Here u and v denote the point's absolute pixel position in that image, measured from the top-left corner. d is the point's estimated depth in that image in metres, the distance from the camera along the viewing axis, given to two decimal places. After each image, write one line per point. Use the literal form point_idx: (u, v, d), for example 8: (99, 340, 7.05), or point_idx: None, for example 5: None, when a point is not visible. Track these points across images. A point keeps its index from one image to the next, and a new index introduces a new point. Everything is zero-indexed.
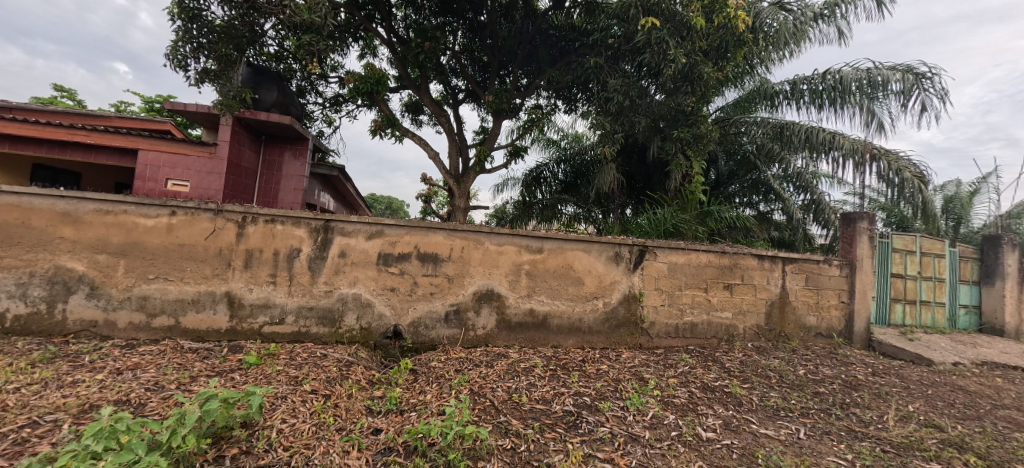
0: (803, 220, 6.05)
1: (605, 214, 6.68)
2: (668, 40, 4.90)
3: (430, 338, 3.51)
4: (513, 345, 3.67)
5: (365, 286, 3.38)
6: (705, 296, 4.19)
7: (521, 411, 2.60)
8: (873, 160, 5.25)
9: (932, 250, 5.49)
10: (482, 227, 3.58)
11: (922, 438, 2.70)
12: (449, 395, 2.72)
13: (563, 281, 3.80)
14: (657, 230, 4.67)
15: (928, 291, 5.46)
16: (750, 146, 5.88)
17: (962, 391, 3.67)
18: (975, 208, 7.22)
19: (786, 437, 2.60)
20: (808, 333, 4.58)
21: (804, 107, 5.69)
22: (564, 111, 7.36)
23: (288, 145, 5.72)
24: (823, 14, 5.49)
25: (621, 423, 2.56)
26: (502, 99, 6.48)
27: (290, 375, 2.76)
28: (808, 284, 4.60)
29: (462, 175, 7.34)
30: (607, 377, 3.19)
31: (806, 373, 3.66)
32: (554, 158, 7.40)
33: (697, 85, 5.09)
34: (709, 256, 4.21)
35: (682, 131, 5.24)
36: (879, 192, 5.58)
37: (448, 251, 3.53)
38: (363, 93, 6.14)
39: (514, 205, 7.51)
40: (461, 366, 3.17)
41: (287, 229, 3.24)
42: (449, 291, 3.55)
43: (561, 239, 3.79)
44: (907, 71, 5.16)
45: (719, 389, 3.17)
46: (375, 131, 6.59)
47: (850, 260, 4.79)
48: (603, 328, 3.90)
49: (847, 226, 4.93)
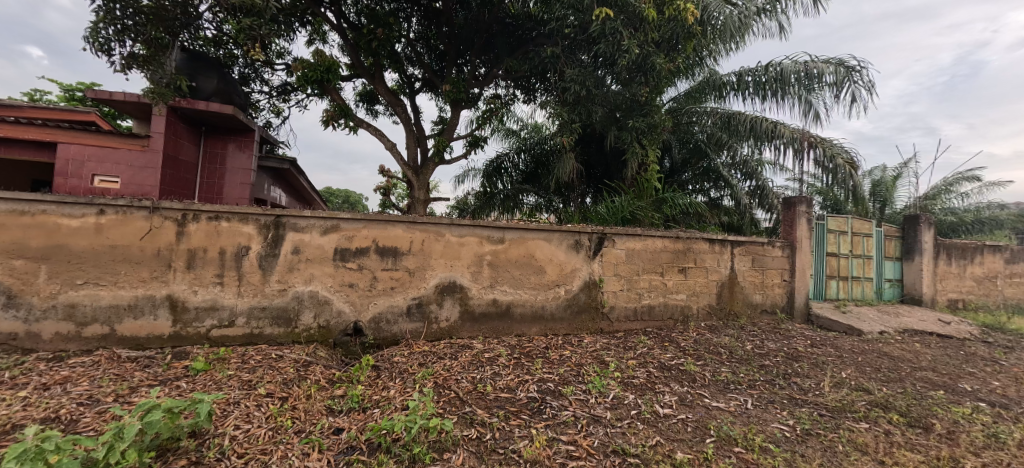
0: (750, 205, 6.38)
1: (565, 203, 6.78)
2: (622, 31, 5.00)
3: (392, 333, 3.45)
4: (477, 336, 3.66)
5: (322, 284, 3.26)
6: (661, 280, 4.36)
7: (486, 400, 2.61)
8: (810, 147, 5.66)
9: (861, 230, 5.99)
10: (442, 219, 3.52)
11: (853, 401, 2.96)
12: (413, 389, 2.68)
13: (525, 271, 3.83)
14: (615, 217, 4.80)
15: (859, 267, 5.96)
16: (701, 135, 6.15)
17: (886, 356, 4.06)
18: (897, 190, 7.94)
19: (736, 408, 2.77)
20: (754, 310, 4.88)
21: (749, 98, 5.99)
22: (524, 101, 7.36)
23: (231, 137, 5.36)
24: (765, 9, 5.77)
25: (584, 406, 2.63)
26: (460, 89, 6.38)
27: (243, 380, 2.62)
28: (754, 265, 4.89)
29: (421, 167, 7.19)
30: (570, 362, 3.27)
31: (753, 348, 3.91)
32: (514, 148, 7.41)
33: (650, 76, 5.32)
34: (665, 241, 4.37)
35: (636, 120, 5.42)
36: (815, 178, 6.00)
37: (408, 243, 3.46)
38: (313, 81, 5.84)
39: (475, 196, 7.46)
40: (425, 359, 3.13)
41: (234, 226, 3.05)
42: (410, 285, 3.48)
43: (522, 229, 3.81)
44: (839, 65, 5.55)
45: (675, 368, 3.32)
46: (327, 122, 6.32)
47: (791, 241, 5.14)
48: (565, 315, 3.98)
49: (788, 210, 5.26)
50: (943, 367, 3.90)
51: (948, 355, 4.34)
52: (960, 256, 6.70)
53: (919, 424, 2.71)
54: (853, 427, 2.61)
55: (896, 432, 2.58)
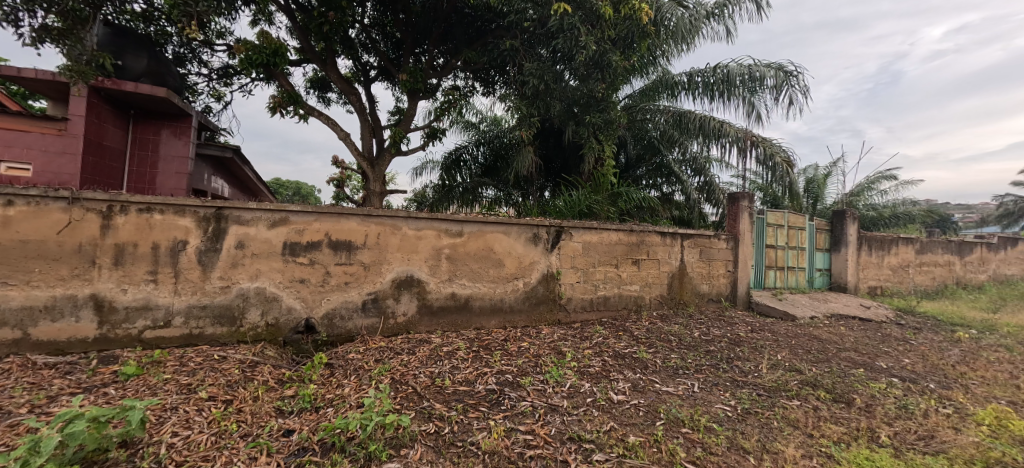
0: (699, 200, 6.67)
1: (524, 197, 6.84)
2: (579, 27, 5.05)
3: (347, 330, 3.33)
4: (435, 330, 3.63)
5: (269, 279, 3.09)
6: (616, 271, 4.51)
7: (444, 394, 2.59)
8: (752, 146, 6.04)
9: (796, 224, 6.48)
10: (398, 211, 3.43)
11: (787, 380, 3.21)
12: (369, 386, 2.62)
13: (484, 264, 3.83)
14: (573, 211, 4.90)
15: (794, 258, 6.44)
16: (655, 132, 6.38)
17: (816, 339, 4.43)
18: (828, 188, 8.64)
19: (684, 391, 2.93)
20: (702, 299, 5.16)
21: (699, 98, 6.28)
22: (483, 93, 7.31)
23: (165, 122, 4.96)
24: (714, 13, 6.07)
25: (542, 396, 2.67)
26: (417, 79, 6.23)
27: (181, 384, 2.44)
28: (701, 257, 5.16)
29: (376, 158, 6.97)
30: (529, 353, 3.31)
31: (700, 335, 4.13)
32: (473, 140, 7.37)
33: (606, 72, 5.42)
34: (619, 234, 4.52)
35: (593, 116, 5.61)
36: (757, 175, 6.40)
37: (363, 237, 3.35)
38: (258, 65, 5.49)
39: (434, 189, 7.36)
40: (381, 355, 3.06)
41: (169, 219, 2.82)
42: (366, 279, 3.38)
43: (481, 222, 3.79)
44: (779, 69, 5.92)
45: (629, 356, 3.46)
46: (274, 109, 5.97)
47: (735, 233, 5.47)
48: (524, 307, 4.03)
49: (733, 204, 5.59)
50: (863, 348, 4.31)
51: (867, 336, 4.81)
52: (879, 247, 7.41)
53: (843, 399, 2.99)
54: (787, 405, 2.83)
55: (823, 407, 2.83)
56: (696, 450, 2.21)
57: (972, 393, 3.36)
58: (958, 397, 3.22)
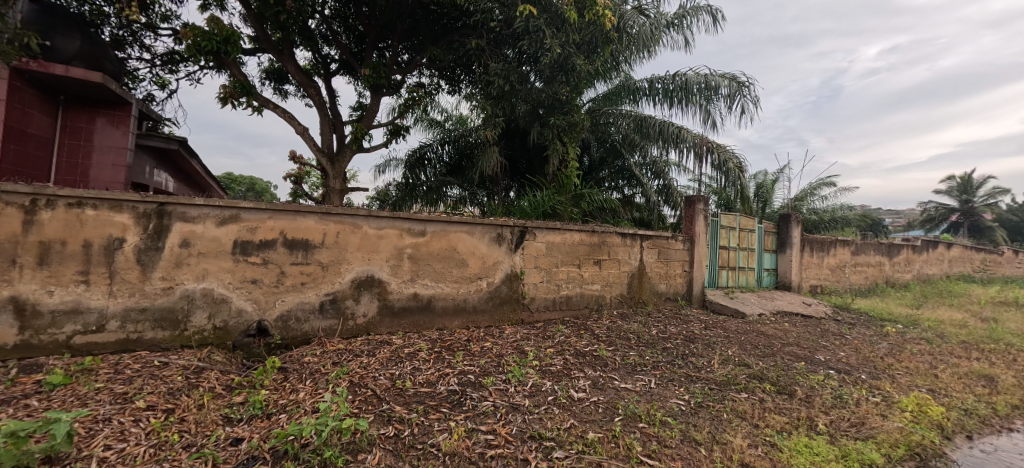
0: (658, 202, 6.86)
1: (489, 197, 6.84)
2: (544, 29, 5.09)
3: (302, 332, 3.20)
4: (396, 331, 3.56)
5: (218, 280, 2.91)
6: (578, 271, 4.59)
7: (405, 396, 2.54)
8: (707, 151, 6.33)
9: (747, 226, 6.86)
10: (359, 210, 3.34)
11: (736, 375, 3.39)
12: (325, 390, 2.53)
13: (447, 264, 3.79)
14: (537, 211, 4.95)
15: (744, 259, 6.81)
16: (617, 136, 6.58)
17: (763, 335, 4.70)
18: (775, 192, 9.20)
19: (641, 387, 3.03)
20: (659, 298, 5.35)
21: (659, 104, 6.50)
22: (448, 92, 7.25)
23: (100, 110, 4.60)
24: (673, 22, 6.31)
25: (503, 395, 2.68)
26: (380, 74, 6.09)
27: (116, 393, 2.26)
28: (660, 257, 5.35)
29: (337, 155, 6.75)
30: (491, 353, 3.31)
31: (657, 332, 4.28)
32: (438, 139, 7.30)
33: (571, 75, 5.52)
34: (582, 235, 4.61)
35: (557, 118, 5.68)
36: (712, 179, 6.71)
37: (321, 236, 3.23)
38: (207, 52, 5.18)
39: (397, 187, 7.22)
40: (339, 358, 2.97)
41: (103, 216, 2.59)
42: (323, 280, 3.26)
43: (444, 222, 3.75)
44: (733, 79, 6.24)
45: (589, 354, 3.53)
46: (226, 100, 5.66)
47: (690, 235, 5.71)
48: (487, 307, 4.02)
49: (689, 208, 5.84)
50: (804, 342, 4.62)
51: (809, 331, 5.16)
52: (820, 249, 7.97)
53: (786, 391, 3.19)
54: (735, 398, 2.99)
55: (768, 399, 3.01)
56: (652, 443, 2.29)
57: (897, 382, 3.68)
58: (886, 386, 3.52)
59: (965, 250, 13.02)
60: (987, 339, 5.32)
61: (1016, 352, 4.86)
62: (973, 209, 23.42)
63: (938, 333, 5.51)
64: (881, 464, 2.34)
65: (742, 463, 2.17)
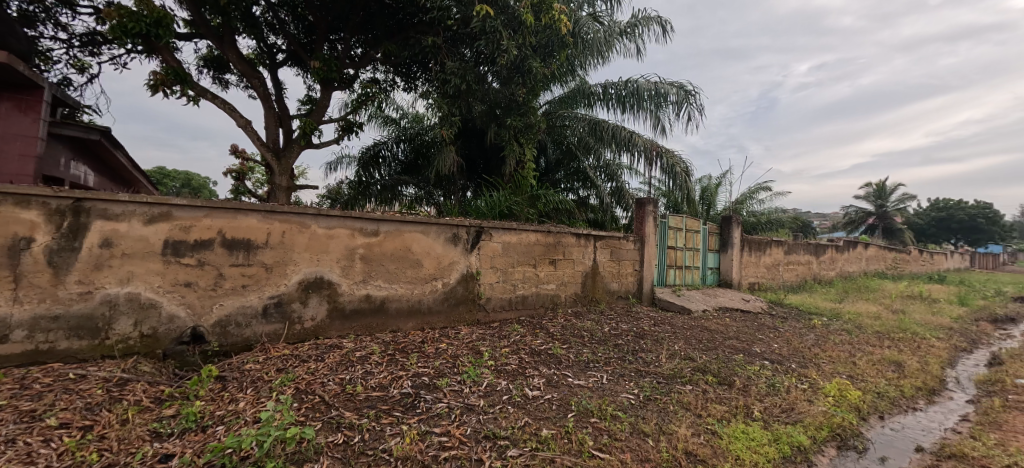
0: (611, 204, 7.06)
1: (445, 196, 6.79)
2: (501, 31, 5.10)
3: (244, 338, 3.01)
4: (347, 334, 3.44)
5: (146, 283, 2.67)
6: (533, 271, 4.65)
7: (355, 401, 2.46)
8: (657, 156, 6.63)
9: (692, 227, 7.24)
10: (307, 208, 3.19)
11: (682, 368, 3.57)
12: (268, 398, 2.40)
13: (401, 265, 3.71)
14: (493, 211, 4.96)
15: (690, 258, 7.18)
16: (572, 138, 6.75)
17: (707, 330, 4.99)
18: (718, 195, 9.78)
19: (594, 383, 3.12)
20: (612, 296, 5.54)
21: (612, 108, 6.72)
22: (404, 89, 7.10)
23: (4, 94, 4.04)
24: (626, 31, 6.55)
25: (458, 396, 2.66)
26: (331, 67, 5.85)
27: (20, 411, 2.01)
28: (612, 257, 5.53)
29: (284, 150, 6.42)
30: (446, 355, 3.28)
31: (609, 330, 4.43)
32: (393, 137, 7.14)
33: (527, 77, 5.58)
34: (537, 235, 4.67)
35: (514, 119, 5.73)
36: (661, 182, 7.03)
37: (265, 236, 3.06)
38: (135, 35, 4.74)
39: (349, 185, 6.98)
40: (285, 364, 2.82)
41: (3, 212, 2.29)
42: (268, 282, 3.09)
43: (398, 222, 3.67)
44: (681, 88, 6.57)
45: (544, 352, 3.58)
46: (156, 87, 5.22)
47: (641, 235, 5.95)
48: (442, 308, 3.98)
49: (640, 209, 6.08)
50: (743, 336, 4.96)
51: (747, 326, 5.54)
52: (757, 249, 8.57)
53: (726, 381, 3.40)
54: (681, 390, 3.15)
55: (710, 390, 3.20)
56: (603, 437, 2.36)
57: (822, 370, 4.03)
58: (812, 374, 3.84)
59: (879, 249, 14.47)
60: (896, 329, 5.96)
61: (919, 340, 5.48)
62: (886, 213, 26.14)
63: (856, 325, 6.10)
64: (807, 445, 2.56)
65: (686, 452, 2.30)
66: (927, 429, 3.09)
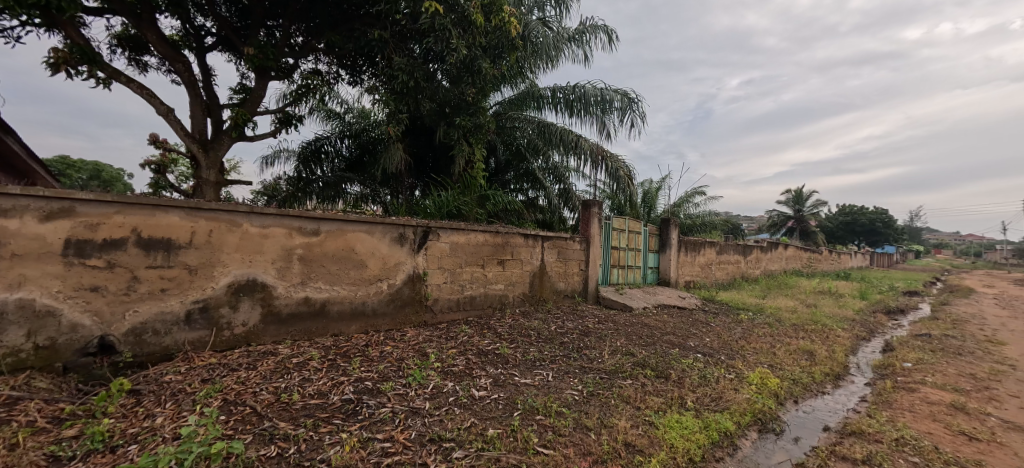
0: (559, 205, 7.24)
1: (393, 195, 6.66)
2: (450, 29, 5.03)
3: (163, 347, 2.74)
4: (283, 339, 3.25)
5: (41, 289, 2.33)
6: (481, 271, 4.65)
7: (291, 410, 2.33)
8: (602, 160, 6.88)
9: (634, 228, 7.60)
10: (238, 205, 2.97)
11: (623, 363, 3.74)
12: (191, 412, 2.21)
13: (344, 266, 3.57)
14: (441, 211, 4.91)
15: (632, 258, 7.53)
16: (522, 140, 6.86)
17: (646, 326, 5.27)
18: (658, 199, 10.35)
19: (540, 381, 3.18)
20: (559, 296, 5.68)
21: (560, 112, 6.89)
22: (349, 82, 6.82)
23: None
24: (574, 38, 6.74)
25: (403, 400, 2.61)
26: (268, 55, 5.48)
27: None
28: (559, 257, 5.67)
29: (213, 143, 5.93)
30: (391, 358, 3.20)
31: (556, 328, 4.54)
32: (337, 132, 6.86)
33: (476, 77, 5.55)
34: (486, 235, 4.68)
35: (463, 119, 5.72)
36: (606, 185, 7.31)
37: (188, 235, 2.80)
38: (30, 4, 4.15)
39: (288, 181, 6.60)
40: (211, 374, 2.61)
41: None
42: (191, 286, 2.83)
43: (341, 221, 3.51)
44: (625, 95, 6.87)
45: (491, 352, 3.60)
46: (57, 66, 4.62)
47: (586, 236, 6.15)
48: (387, 310, 3.88)
49: (586, 211, 6.28)
50: (679, 331, 5.29)
51: (682, 321, 5.92)
52: (693, 249, 9.17)
53: (663, 374, 3.61)
54: (622, 384, 3.30)
55: (648, 384, 3.38)
56: (548, 434, 2.42)
57: (747, 360, 4.40)
58: (739, 364, 4.18)
59: (797, 250, 16.02)
60: (809, 322, 6.63)
61: (827, 330, 6.15)
62: (803, 217, 28.99)
63: (777, 318, 6.72)
64: (732, 430, 2.78)
65: (626, 443, 2.41)
66: (833, 410, 3.47)
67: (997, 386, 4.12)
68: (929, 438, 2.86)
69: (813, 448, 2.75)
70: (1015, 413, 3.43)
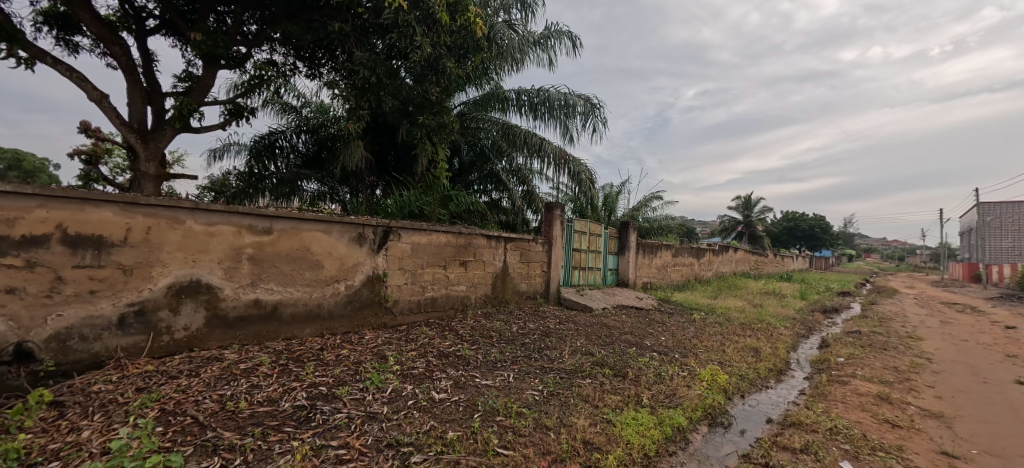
0: (522, 207, 7.31)
1: (353, 194, 6.49)
2: (414, 26, 4.95)
3: (92, 354, 2.50)
4: (230, 344, 3.07)
5: None
6: (443, 272, 4.61)
7: (237, 419, 2.21)
8: (565, 163, 7.00)
9: (595, 231, 7.78)
10: (181, 201, 2.78)
11: (583, 363, 3.83)
12: (124, 424, 2.04)
13: (298, 266, 3.42)
14: (403, 211, 4.83)
15: (592, 260, 7.71)
16: (486, 141, 6.90)
17: (606, 326, 5.41)
18: (618, 202, 10.66)
19: (500, 382, 3.19)
20: (521, 297, 5.73)
21: (525, 115, 6.94)
22: (307, 75, 6.56)
23: None
24: (539, 42, 6.83)
25: (359, 405, 2.53)
26: (218, 42, 5.16)
27: None
28: (522, 258, 5.72)
29: (154, 133, 5.51)
30: (347, 361, 3.10)
31: (517, 329, 4.57)
32: (293, 126, 6.59)
33: (441, 77, 5.51)
34: (448, 236, 4.64)
35: (426, 118, 5.69)
36: (568, 188, 7.45)
37: (123, 232, 2.58)
38: None
39: (238, 177, 6.25)
40: (147, 383, 2.43)
41: None
42: (126, 287, 2.61)
43: (296, 219, 3.37)
44: (587, 100, 7.02)
45: (452, 354, 3.58)
46: None
47: (549, 238, 6.23)
48: (344, 312, 3.76)
49: (548, 213, 6.37)
50: (636, 330, 5.48)
51: (640, 321, 6.13)
52: (650, 252, 9.51)
53: (620, 373, 3.72)
54: (581, 383, 3.37)
55: (606, 382, 3.47)
56: (508, 434, 2.43)
57: (699, 358, 4.62)
58: (691, 362, 4.38)
59: (745, 253, 17.00)
60: (755, 321, 7.06)
61: (772, 329, 6.57)
62: (751, 222, 30.81)
63: (726, 318, 7.10)
64: (684, 425, 2.91)
65: (584, 441, 2.46)
66: (775, 403, 3.72)
67: (915, 377, 4.55)
68: (858, 427, 3.12)
69: (757, 439, 2.93)
70: (929, 401, 3.81)
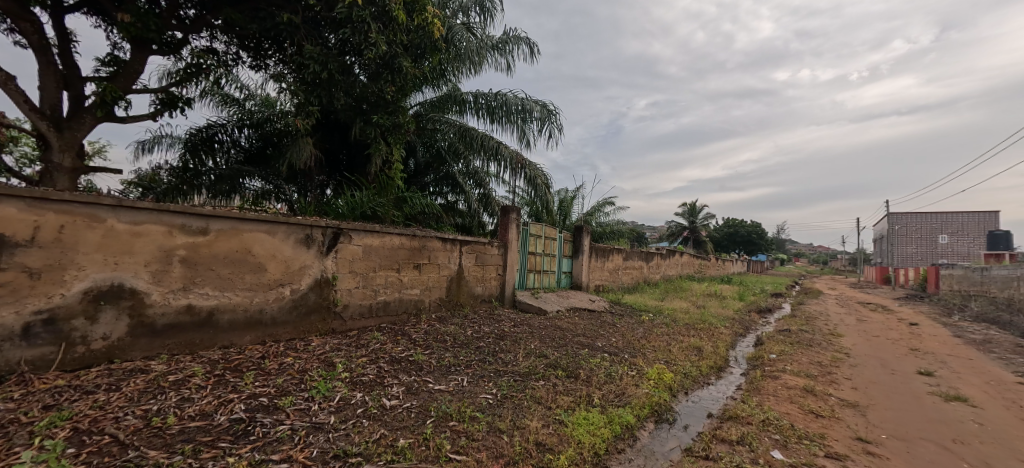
0: (478, 210, 7.29)
1: (300, 193, 6.22)
2: (369, 23, 4.79)
3: None
4: (158, 354, 2.82)
5: None
6: (397, 276, 4.51)
7: (165, 436, 2.03)
8: (521, 167, 7.06)
9: (550, 235, 7.92)
10: (102, 198, 2.53)
11: (536, 365, 3.88)
12: (27, 447, 1.80)
13: (238, 269, 3.21)
14: (355, 212, 4.67)
15: (547, 263, 7.84)
16: (443, 143, 6.85)
17: (559, 329, 5.52)
18: (573, 207, 10.92)
19: (454, 387, 3.17)
20: (476, 300, 5.71)
21: (482, 118, 6.95)
22: (251, 66, 6.18)
23: None
24: (497, 46, 6.87)
25: (304, 415, 2.41)
26: (149, 25, 4.74)
27: None
28: (478, 261, 5.71)
29: (70, 121, 4.97)
30: (292, 370, 2.94)
31: (472, 333, 4.55)
32: (235, 119, 6.20)
33: (397, 76, 5.39)
34: (402, 239, 4.54)
35: (381, 117, 5.51)
36: (524, 192, 7.52)
37: (31, 231, 2.30)
38: None
39: (170, 172, 5.76)
40: (57, 399, 2.17)
41: None
42: (32, 293, 2.33)
43: (236, 219, 3.16)
44: (544, 107, 7.12)
45: (405, 359, 3.50)
46: None
47: (505, 241, 6.27)
48: (289, 317, 3.57)
49: (505, 216, 6.40)
50: (588, 332, 5.63)
51: (592, 323, 6.31)
52: (603, 255, 9.82)
53: (573, 374, 3.82)
54: (535, 385, 3.42)
55: (559, 383, 3.55)
56: (461, 439, 2.42)
57: (647, 358, 4.83)
58: (639, 362, 4.56)
59: (690, 257, 18.01)
60: (698, 321, 7.48)
61: (713, 328, 7.00)
62: (695, 227, 32.64)
63: (672, 318, 7.47)
64: (633, 423, 3.03)
65: (536, 443, 2.50)
66: (716, 398, 3.97)
67: (835, 371, 5.03)
68: (787, 418, 3.40)
69: (699, 433, 3.11)
70: (847, 392, 4.23)
